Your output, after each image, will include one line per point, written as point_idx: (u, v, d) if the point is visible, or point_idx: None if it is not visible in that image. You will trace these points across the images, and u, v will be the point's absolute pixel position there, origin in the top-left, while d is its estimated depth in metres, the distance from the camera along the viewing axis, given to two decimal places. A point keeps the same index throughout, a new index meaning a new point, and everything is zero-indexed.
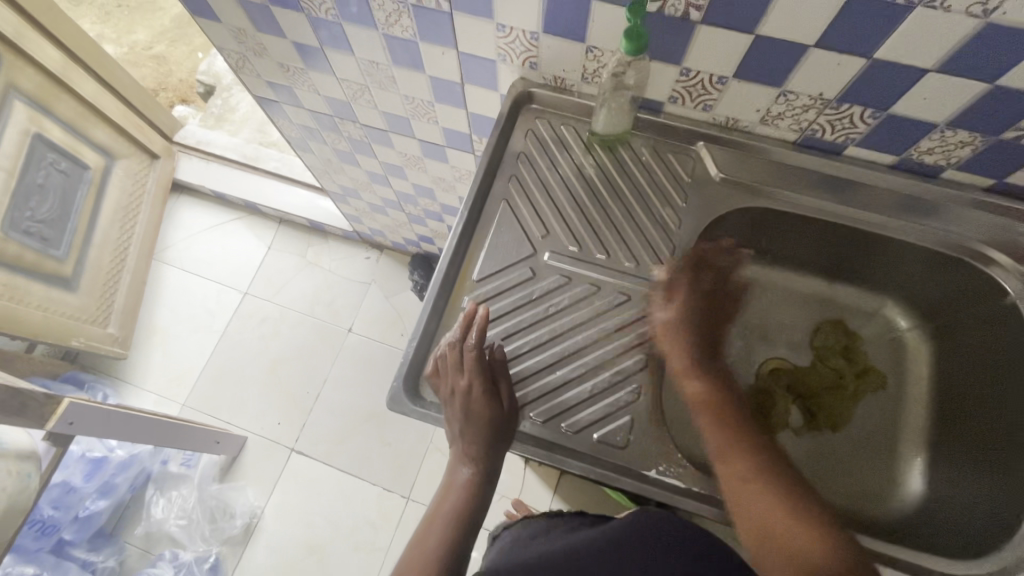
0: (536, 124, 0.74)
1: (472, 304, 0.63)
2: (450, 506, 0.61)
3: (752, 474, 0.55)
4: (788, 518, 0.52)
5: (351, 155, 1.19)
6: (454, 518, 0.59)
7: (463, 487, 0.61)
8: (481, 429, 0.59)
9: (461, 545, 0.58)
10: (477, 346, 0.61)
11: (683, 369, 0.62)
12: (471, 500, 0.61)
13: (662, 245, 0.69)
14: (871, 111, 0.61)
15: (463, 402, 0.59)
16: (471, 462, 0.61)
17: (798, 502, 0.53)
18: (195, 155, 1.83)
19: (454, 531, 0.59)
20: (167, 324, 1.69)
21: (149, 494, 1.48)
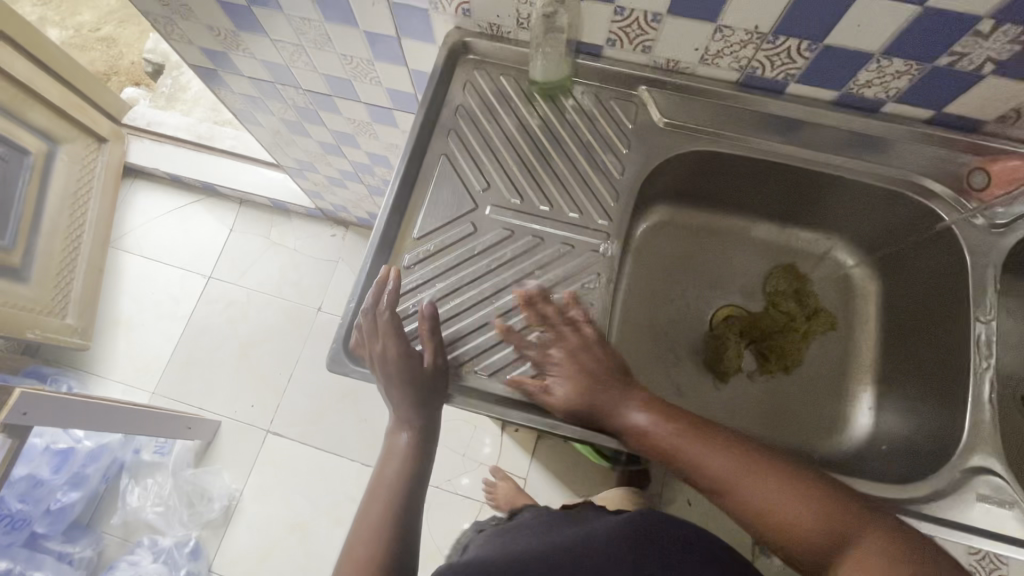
0: (475, 75, 0.72)
1: (385, 267, 0.61)
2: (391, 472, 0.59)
3: (726, 464, 0.51)
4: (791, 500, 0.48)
5: (301, 126, 1.15)
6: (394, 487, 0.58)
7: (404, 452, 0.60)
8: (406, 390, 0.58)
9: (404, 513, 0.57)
10: (391, 309, 0.60)
11: (622, 396, 0.57)
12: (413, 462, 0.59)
13: (604, 192, 0.67)
14: (808, 43, 0.59)
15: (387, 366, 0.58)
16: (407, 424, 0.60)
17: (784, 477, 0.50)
18: (146, 137, 1.75)
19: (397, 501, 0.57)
20: (131, 312, 1.65)
21: (123, 483, 1.47)
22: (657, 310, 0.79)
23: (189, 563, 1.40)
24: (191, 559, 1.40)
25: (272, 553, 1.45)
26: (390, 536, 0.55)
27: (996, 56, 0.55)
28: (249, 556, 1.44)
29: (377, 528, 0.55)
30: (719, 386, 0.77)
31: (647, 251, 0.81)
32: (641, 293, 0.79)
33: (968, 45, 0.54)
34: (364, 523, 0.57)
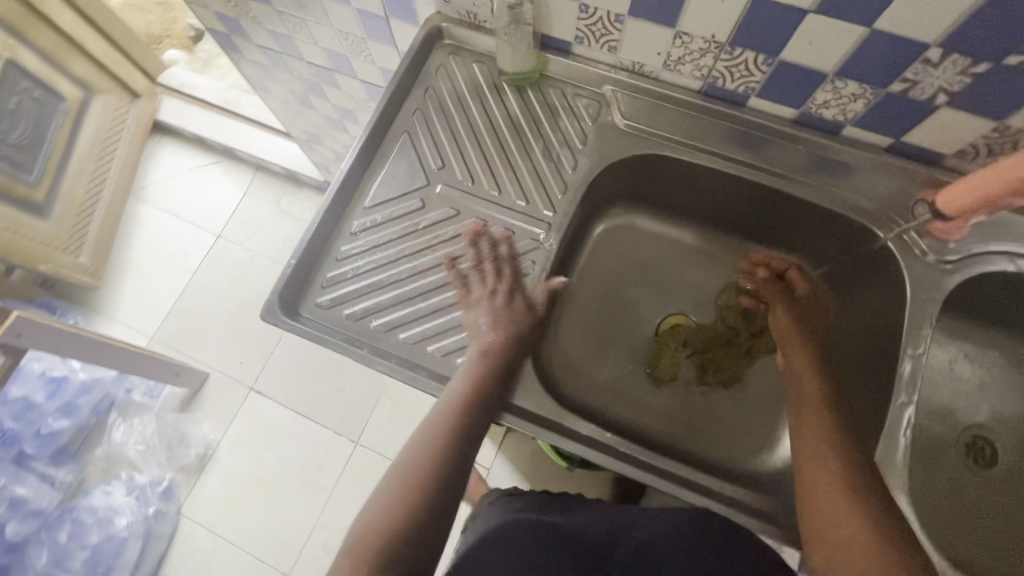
0: (449, 60, 0.74)
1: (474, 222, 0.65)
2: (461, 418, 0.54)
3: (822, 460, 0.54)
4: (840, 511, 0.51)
5: (307, 98, 1.20)
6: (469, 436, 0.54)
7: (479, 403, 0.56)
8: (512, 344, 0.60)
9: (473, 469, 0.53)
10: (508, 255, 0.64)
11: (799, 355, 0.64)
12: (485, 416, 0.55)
13: (552, 185, 0.69)
14: (764, 56, 0.59)
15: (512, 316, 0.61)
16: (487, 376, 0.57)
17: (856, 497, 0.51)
18: (177, 97, 1.84)
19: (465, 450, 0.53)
20: (141, 260, 1.73)
21: (111, 419, 1.55)
22: (604, 309, 0.80)
23: (160, 501, 1.46)
24: (162, 498, 1.46)
25: (237, 505, 1.50)
26: (455, 487, 0.51)
27: (948, 88, 0.54)
28: (216, 504, 1.50)
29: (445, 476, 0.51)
30: (654, 392, 0.77)
31: (602, 251, 0.82)
32: (590, 291, 0.81)
33: (919, 73, 0.54)
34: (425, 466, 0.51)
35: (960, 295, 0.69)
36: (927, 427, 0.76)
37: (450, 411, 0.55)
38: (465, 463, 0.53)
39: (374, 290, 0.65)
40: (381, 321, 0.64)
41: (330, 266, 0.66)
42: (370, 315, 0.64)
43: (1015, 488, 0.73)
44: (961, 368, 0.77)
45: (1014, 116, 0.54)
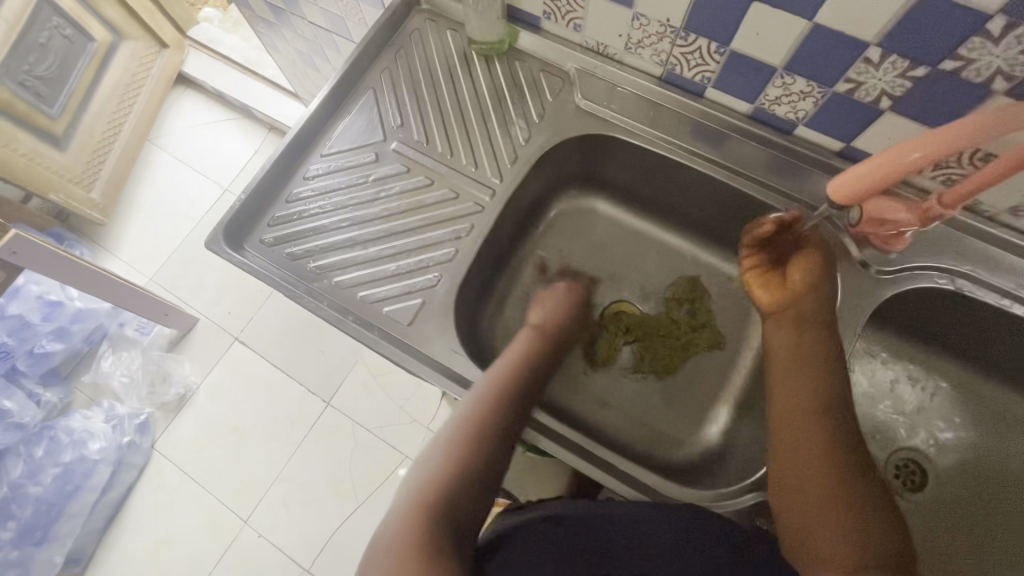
0: (424, 26, 0.77)
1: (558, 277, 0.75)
2: (479, 433, 0.57)
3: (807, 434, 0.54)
4: (822, 479, 0.51)
5: (311, 59, 1.23)
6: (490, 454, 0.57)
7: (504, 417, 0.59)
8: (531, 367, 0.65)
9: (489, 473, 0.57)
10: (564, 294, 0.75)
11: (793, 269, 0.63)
12: (507, 431, 0.58)
13: (504, 154, 0.70)
14: (716, 45, 0.60)
15: (534, 348, 0.67)
16: (508, 391, 0.61)
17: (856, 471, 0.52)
18: (204, 52, 1.89)
19: (488, 467, 0.57)
20: (150, 204, 1.80)
21: (102, 349, 1.62)
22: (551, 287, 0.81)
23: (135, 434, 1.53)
24: (138, 431, 1.53)
25: (206, 448, 1.56)
26: (472, 499, 0.55)
27: (891, 91, 0.53)
28: (187, 444, 1.56)
29: (462, 487, 0.55)
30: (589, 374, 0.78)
31: (558, 230, 0.83)
32: (540, 268, 0.81)
33: (862, 73, 0.54)
34: (439, 475, 0.55)
35: (893, 311, 0.69)
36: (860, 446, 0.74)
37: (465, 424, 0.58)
38: (486, 479, 0.56)
39: (315, 234, 0.68)
40: (317, 263, 0.66)
41: (280, 207, 0.69)
42: (309, 256, 0.67)
43: (941, 516, 0.71)
44: (902, 390, 0.75)
45: None
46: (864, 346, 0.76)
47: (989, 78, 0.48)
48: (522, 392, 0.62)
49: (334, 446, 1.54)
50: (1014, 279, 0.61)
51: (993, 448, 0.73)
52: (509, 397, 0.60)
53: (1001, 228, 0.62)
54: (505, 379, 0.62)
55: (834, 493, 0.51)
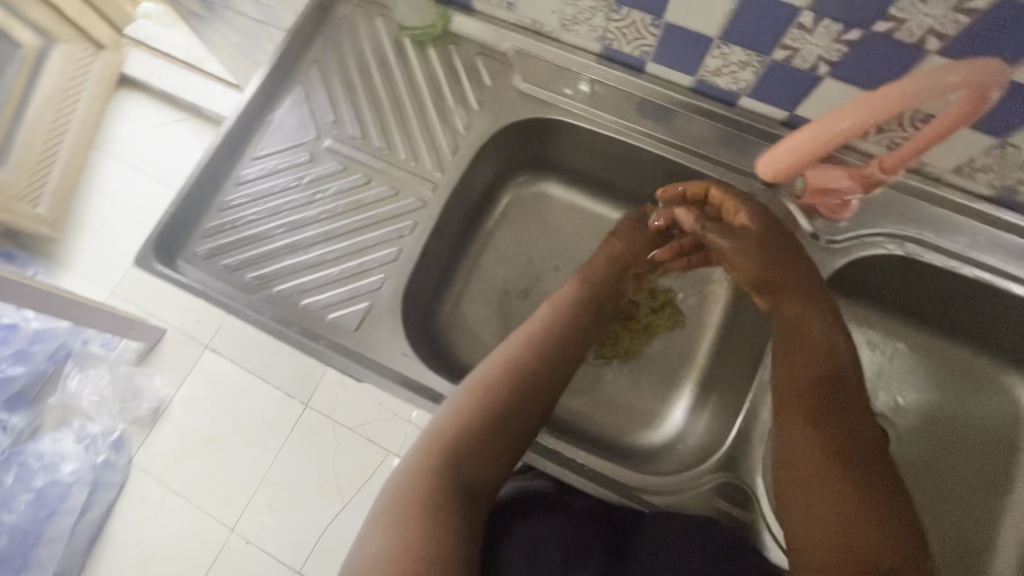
0: (352, 13, 0.72)
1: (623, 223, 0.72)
2: (500, 397, 0.57)
3: (811, 450, 0.52)
4: (847, 494, 0.49)
5: (251, 53, 1.17)
6: (509, 421, 0.57)
7: (526, 387, 0.58)
8: (561, 337, 0.63)
9: (499, 447, 0.56)
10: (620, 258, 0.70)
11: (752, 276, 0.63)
12: (521, 409, 0.57)
13: (443, 145, 0.68)
14: (650, 17, 0.57)
15: (567, 326, 0.64)
16: (534, 363, 0.60)
17: (871, 473, 0.50)
18: (145, 50, 1.76)
19: (507, 434, 0.57)
20: (102, 215, 1.64)
21: (67, 368, 1.53)
22: (509, 277, 0.78)
23: (110, 452, 1.41)
24: (113, 449, 1.42)
25: (185, 461, 1.41)
26: (486, 460, 0.56)
27: (827, 57, 0.52)
28: (163, 459, 1.42)
29: (478, 447, 0.55)
30: None
31: (511, 218, 0.80)
32: (497, 259, 0.79)
33: (797, 40, 0.52)
34: (452, 434, 0.55)
35: (847, 280, 0.69)
36: None
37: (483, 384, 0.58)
38: (502, 445, 0.56)
39: (251, 243, 0.65)
40: (255, 274, 0.64)
41: (211, 217, 0.66)
42: (245, 267, 0.64)
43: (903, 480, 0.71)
44: (864, 355, 0.75)
45: None
46: None
47: (921, 38, 0.46)
48: (547, 363, 0.61)
49: (316, 448, 1.38)
50: (964, 239, 0.61)
51: (956, 406, 0.73)
52: (533, 367, 0.60)
53: (947, 188, 0.61)
54: (532, 347, 0.61)
55: (862, 501, 0.48)
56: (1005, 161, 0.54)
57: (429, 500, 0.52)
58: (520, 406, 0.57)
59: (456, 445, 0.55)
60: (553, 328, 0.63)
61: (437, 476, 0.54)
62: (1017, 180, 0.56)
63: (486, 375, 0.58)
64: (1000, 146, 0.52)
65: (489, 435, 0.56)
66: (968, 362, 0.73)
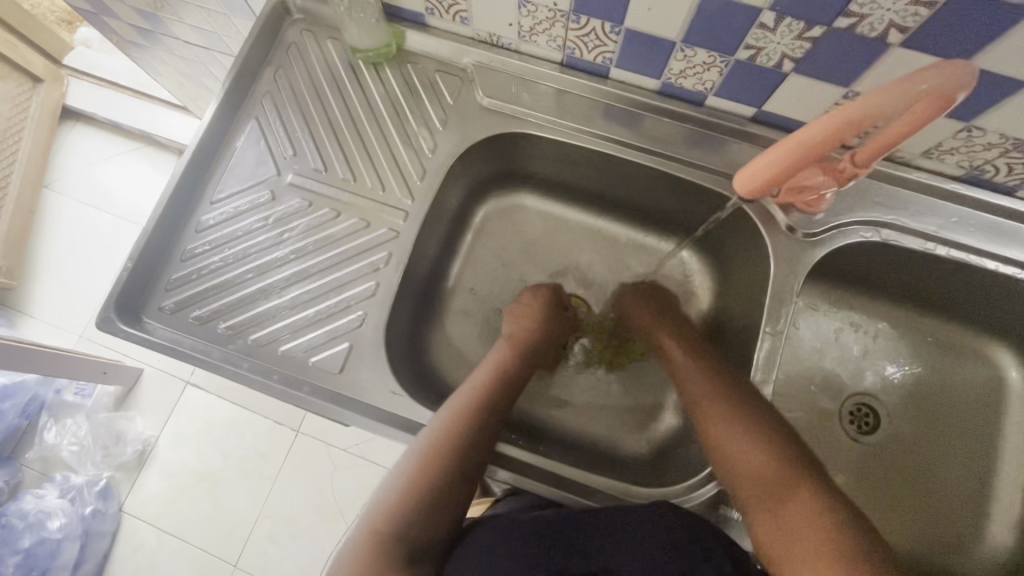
0: (302, 38, 0.69)
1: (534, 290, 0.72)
2: (440, 453, 0.55)
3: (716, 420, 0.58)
4: (755, 451, 0.55)
5: (199, 77, 1.11)
6: (457, 478, 0.55)
7: (474, 440, 0.56)
8: (502, 384, 0.63)
9: (438, 506, 0.55)
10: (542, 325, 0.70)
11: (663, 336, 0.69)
12: (464, 461, 0.55)
13: (410, 169, 0.65)
14: (610, 25, 0.56)
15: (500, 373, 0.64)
16: (474, 413, 0.58)
17: (769, 430, 0.56)
18: (87, 79, 1.63)
19: (450, 490, 0.55)
20: (59, 256, 1.53)
21: (42, 421, 1.38)
22: (491, 294, 0.76)
23: (98, 502, 1.29)
24: (100, 499, 1.30)
25: (178, 499, 1.32)
26: (430, 520, 0.55)
27: (791, 54, 0.51)
28: (156, 500, 1.32)
29: (419, 508, 0.54)
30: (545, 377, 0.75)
31: (486, 233, 0.78)
32: (478, 275, 0.77)
33: (760, 39, 0.51)
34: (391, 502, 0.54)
35: (827, 266, 0.70)
36: (815, 399, 0.74)
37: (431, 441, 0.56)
38: (442, 503, 0.55)
39: (220, 291, 0.62)
40: (228, 323, 0.61)
41: (175, 267, 0.63)
42: (217, 317, 0.61)
43: (891, 456, 0.73)
44: (847, 337, 0.76)
45: (861, 82, 0.51)
46: (806, 302, 0.76)
47: (884, 32, 0.46)
48: (492, 412, 0.60)
49: (315, 474, 1.31)
50: (938, 219, 0.61)
51: (942, 378, 0.74)
52: (474, 416, 0.58)
53: (915, 171, 0.62)
54: (470, 398, 0.60)
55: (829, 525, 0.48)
56: (972, 143, 0.54)
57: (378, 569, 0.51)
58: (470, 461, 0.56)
59: (404, 510, 0.54)
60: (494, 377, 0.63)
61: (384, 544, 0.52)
62: (984, 159, 0.56)
63: (432, 430, 0.56)
64: (967, 129, 0.53)
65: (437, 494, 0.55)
66: (949, 333, 0.74)
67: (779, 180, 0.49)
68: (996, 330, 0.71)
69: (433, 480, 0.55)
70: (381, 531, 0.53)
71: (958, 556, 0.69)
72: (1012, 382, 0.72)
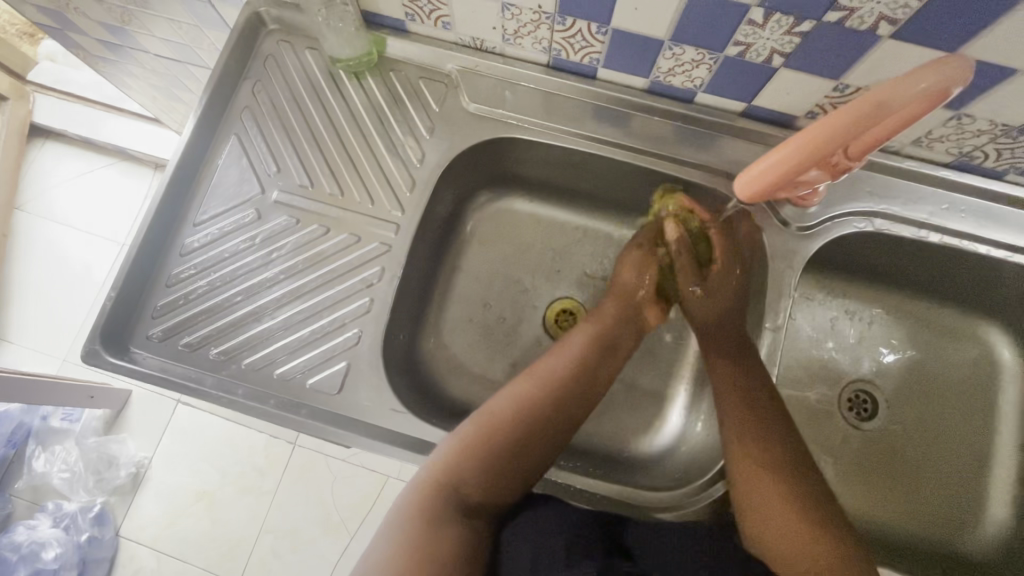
0: (278, 49, 0.67)
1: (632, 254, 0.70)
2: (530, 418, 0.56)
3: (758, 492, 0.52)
4: (771, 489, 0.52)
5: (174, 90, 1.07)
6: (535, 448, 0.55)
7: (559, 413, 0.57)
8: (601, 358, 0.61)
9: (510, 472, 0.54)
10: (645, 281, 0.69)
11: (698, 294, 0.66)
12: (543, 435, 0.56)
13: (399, 180, 0.64)
14: (596, 25, 0.55)
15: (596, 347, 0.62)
16: (568, 386, 0.58)
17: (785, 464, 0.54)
18: (53, 94, 1.56)
19: (527, 457, 0.55)
20: (37, 278, 1.48)
21: (29, 449, 1.34)
22: (488, 300, 0.75)
23: (94, 528, 1.25)
24: (96, 524, 1.25)
25: (177, 521, 1.26)
26: (499, 483, 0.53)
27: (781, 49, 0.51)
28: (154, 522, 1.26)
29: (493, 469, 0.53)
30: None
31: (479, 239, 0.76)
32: (473, 281, 0.75)
33: (749, 36, 0.50)
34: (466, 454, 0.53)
35: (822, 256, 0.70)
36: (815, 387, 0.75)
37: (518, 404, 0.56)
38: (516, 468, 0.54)
39: (209, 316, 0.60)
40: (219, 348, 0.59)
41: (161, 293, 0.61)
42: (207, 343, 0.59)
43: (891, 441, 0.73)
44: (843, 325, 0.76)
45: (851, 75, 0.51)
46: (802, 293, 0.76)
47: (874, 25, 0.45)
48: (584, 386, 0.59)
49: (315, 486, 1.26)
50: (930, 207, 0.62)
51: (939, 360, 0.75)
52: (566, 390, 0.58)
53: (904, 160, 0.62)
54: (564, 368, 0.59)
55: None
56: (961, 130, 0.54)
57: (432, 516, 0.50)
58: (551, 435, 0.56)
59: (477, 470, 0.53)
60: (591, 348, 0.61)
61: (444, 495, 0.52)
62: (974, 145, 0.56)
63: (531, 393, 0.57)
64: (957, 117, 0.53)
65: (511, 458, 0.54)
66: (942, 316, 0.74)
67: (780, 182, 0.48)
68: (988, 311, 0.71)
69: (509, 439, 0.54)
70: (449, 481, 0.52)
71: (964, 534, 0.69)
72: (1006, 362, 0.73)
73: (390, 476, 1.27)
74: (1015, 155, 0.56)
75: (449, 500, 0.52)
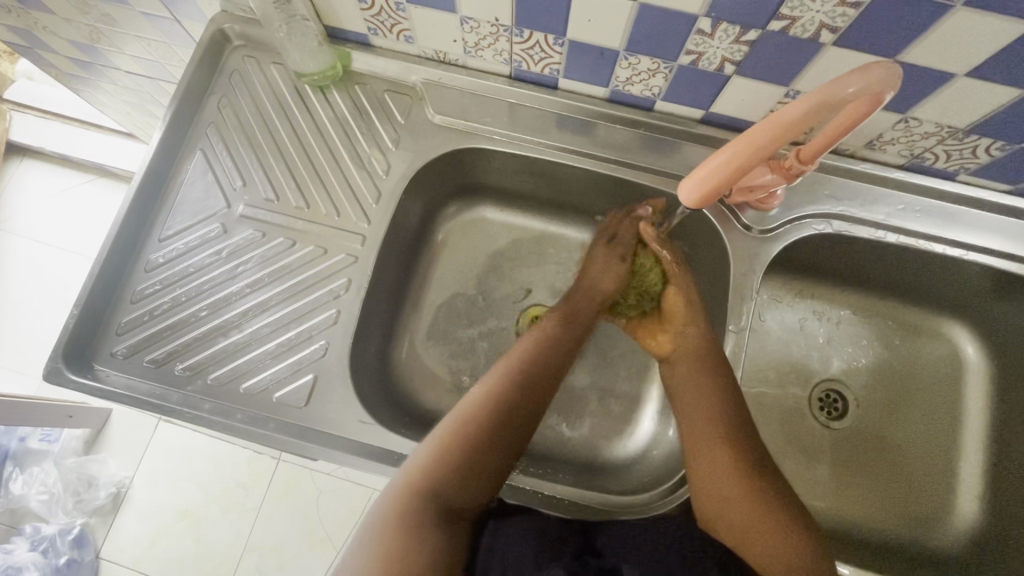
0: (244, 65, 0.68)
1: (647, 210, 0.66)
2: (497, 414, 0.55)
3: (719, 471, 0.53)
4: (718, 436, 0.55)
5: (145, 104, 1.07)
6: (503, 447, 0.54)
7: (522, 409, 0.56)
8: (565, 351, 0.62)
9: (478, 472, 0.52)
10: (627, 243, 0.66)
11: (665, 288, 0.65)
12: (507, 429, 0.55)
13: (364, 192, 0.64)
14: (553, 37, 0.56)
15: (555, 336, 0.62)
16: (531, 376, 0.58)
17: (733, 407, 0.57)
18: (31, 112, 1.55)
19: (494, 452, 0.53)
20: (16, 295, 1.45)
21: (7, 472, 1.31)
22: (461, 309, 0.75)
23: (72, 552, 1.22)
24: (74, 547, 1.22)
25: (159, 540, 1.24)
26: (468, 488, 0.52)
27: (731, 57, 0.52)
28: (136, 542, 1.24)
29: (463, 473, 0.51)
30: None
31: (449, 247, 0.77)
32: (446, 290, 0.75)
33: (700, 44, 0.51)
34: (435, 459, 0.51)
35: (783, 258, 0.71)
36: (787, 388, 0.75)
37: (486, 397, 0.56)
38: (484, 470, 0.53)
39: (175, 331, 0.60)
40: (185, 364, 0.59)
41: (126, 309, 0.61)
42: (173, 358, 0.59)
43: (862, 441, 0.74)
44: (812, 326, 0.77)
45: (801, 80, 0.52)
46: (770, 295, 0.77)
47: (816, 33, 0.47)
48: (546, 379, 0.59)
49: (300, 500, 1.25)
50: (885, 208, 0.63)
51: (904, 358, 0.76)
52: (531, 382, 0.58)
53: (860, 162, 0.63)
54: (525, 359, 0.59)
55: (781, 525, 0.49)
56: (910, 133, 0.56)
57: (411, 521, 0.47)
58: (517, 432, 0.55)
59: (446, 474, 0.51)
60: (549, 341, 0.61)
61: (415, 501, 0.49)
62: (924, 147, 0.58)
63: (491, 389, 0.56)
64: (904, 120, 0.54)
65: (481, 458, 0.52)
66: (906, 314, 0.75)
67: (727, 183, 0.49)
68: (950, 307, 0.73)
69: (477, 436, 0.53)
70: (421, 491, 0.50)
71: (931, 528, 0.70)
72: (970, 359, 0.74)
73: (376, 487, 1.26)
74: (963, 155, 0.57)
75: (424, 506, 0.49)
